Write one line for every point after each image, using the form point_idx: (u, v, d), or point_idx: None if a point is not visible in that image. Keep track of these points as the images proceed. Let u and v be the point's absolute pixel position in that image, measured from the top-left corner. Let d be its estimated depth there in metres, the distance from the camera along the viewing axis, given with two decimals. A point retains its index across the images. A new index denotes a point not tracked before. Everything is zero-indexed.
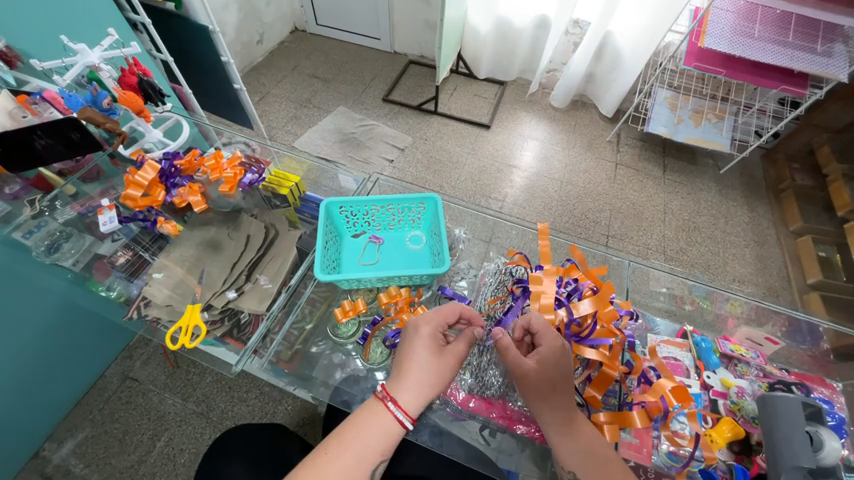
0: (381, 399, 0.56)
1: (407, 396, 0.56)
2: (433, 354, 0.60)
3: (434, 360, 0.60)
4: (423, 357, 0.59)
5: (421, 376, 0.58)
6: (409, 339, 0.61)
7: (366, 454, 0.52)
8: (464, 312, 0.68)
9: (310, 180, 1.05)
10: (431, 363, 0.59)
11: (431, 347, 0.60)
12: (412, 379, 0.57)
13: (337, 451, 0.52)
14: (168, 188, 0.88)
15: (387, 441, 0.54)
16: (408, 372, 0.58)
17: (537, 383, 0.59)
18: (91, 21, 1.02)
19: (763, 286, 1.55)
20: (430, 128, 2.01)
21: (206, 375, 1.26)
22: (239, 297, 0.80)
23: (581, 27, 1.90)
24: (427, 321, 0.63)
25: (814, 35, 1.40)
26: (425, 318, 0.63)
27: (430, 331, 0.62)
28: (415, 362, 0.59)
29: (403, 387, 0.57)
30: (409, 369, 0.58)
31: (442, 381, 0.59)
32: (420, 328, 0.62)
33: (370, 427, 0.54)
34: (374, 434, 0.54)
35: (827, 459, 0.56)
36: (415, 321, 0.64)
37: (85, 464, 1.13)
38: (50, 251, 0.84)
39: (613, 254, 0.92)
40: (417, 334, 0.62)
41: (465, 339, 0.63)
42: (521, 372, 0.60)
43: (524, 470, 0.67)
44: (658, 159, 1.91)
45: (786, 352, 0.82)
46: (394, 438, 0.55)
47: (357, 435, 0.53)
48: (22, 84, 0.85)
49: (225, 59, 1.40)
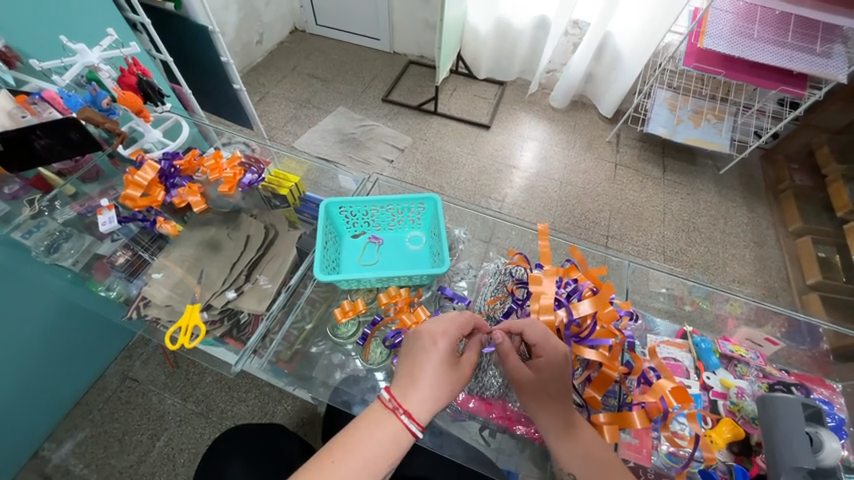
0: (392, 409, 0.55)
1: (418, 407, 0.56)
2: (447, 366, 0.60)
3: (448, 372, 0.59)
4: (438, 369, 0.59)
5: (433, 389, 0.57)
6: (425, 350, 0.60)
7: (374, 461, 0.52)
8: (478, 322, 0.67)
9: (309, 179, 1.05)
10: (444, 375, 0.59)
11: (447, 360, 0.60)
12: (424, 390, 0.57)
13: (345, 457, 0.51)
14: (167, 188, 0.88)
15: (395, 450, 0.54)
16: (422, 383, 0.57)
17: (535, 390, 0.59)
18: (90, 21, 1.02)
19: (762, 286, 1.55)
20: (430, 128, 2.00)
21: (205, 375, 1.26)
22: (239, 297, 0.80)
23: (581, 27, 1.91)
24: (444, 333, 0.61)
25: (814, 36, 1.40)
26: (444, 330, 0.62)
27: (447, 345, 0.60)
28: (430, 374, 0.58)
29: (415, 398, 0.56)
30: (424, 381, 0.58)
31: (452, 393, 0.59)
32: (437, 340, 0.61)
33: (379, 435, 0.54)
34: (382, 442, 0.54)
35: (827, 459, 0.56)
36: (431, 331, 0.61)
37: (85, 464, 1.12)
38: (50, 250, 0.83)
39: (613, 255, 0.92)
40: (434, 346, 0.60)
41: (475, 346, 0.64)
42: (518, 379, 0.61)
43: (524, 470, 0.67)
44: (657, 160, 1.92)
45: (786, 353, 0.82)
46: (400, 448, 0.54)
47: (365, 442, 0.53)
48: (22, 84, 0.85)
49: (225, 59, 1.40)
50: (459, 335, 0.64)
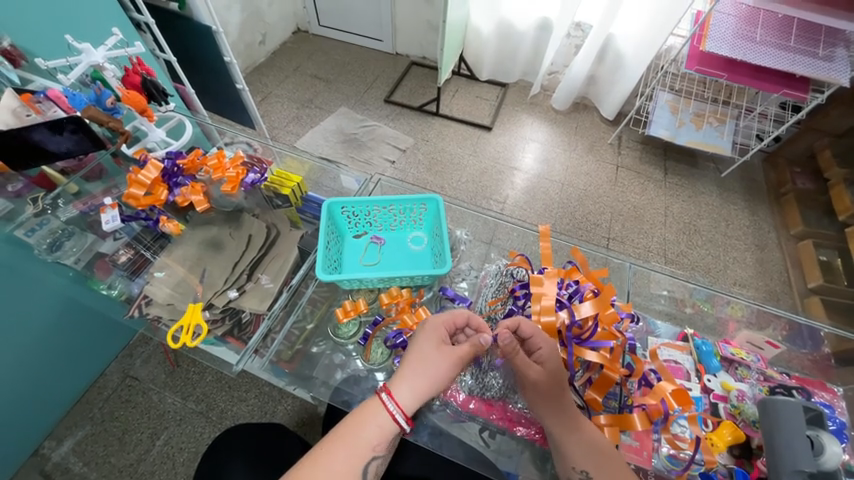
0: (378, 392, 0.57)
1: (404, 391, 0.56)
2: (434, 350, 0.60)
3: (436, 355, 0.59)
4: (425, 352, 0.59)
5: (420, 371, 0.58)
6: (416, 335, 0.63)
7: (359, 446, 0.53)
8: (473, 320, 0.66)
9: (312, 180, 1.05)
10: (430, 358, 0.59)
11: (434, 343, 0.61)
12: (410, 373, 0.57)
13: (332, 443, 0.53)
14: (170, 187, 0.89)
15: (380, 437, 0.54)
16: (407, 366, 0.58)
17: (547, 388, 0.59)
18: (96, 20, 1.03)
19: (763, 290, 1.55)
20: (431, 130, 2.01)
21: (206, 374, 1.26)
22: (240, 296, 0.80)
23: (583, 29, 1.92)
24: (434, 320, 0.64)
25: (817, 39, 1.40)
26: (434, 318, 0.64)
27: (435, 329, 0.62)
28: (417, 355, 0.59)
29: (401, 379, 0.57)
30: (411, 363, 0.59)
31: (441, 378, 0.58)
32: (428, 326, 0.63)
33: (367, 422, 0.54)
34: (369, 428, 0.54)
35: (828, 463, 0.55)
36: (426, 320, 0.65)
37: (85, 462, 1.13)
38: (53, 248, 0.84)
39: (614, 257, 0.92)
40: (425, 331, 0.63)
41: (470, 343, 0.62)
42: (531, 376, 0.59)
43: (524, 471, 0.67)
44: (658, 162, 1.92)
45: (786, 356, 0.82)
46: (386, 435, 0.55)
47: (354, 429, 0.54)
48: (27, 82, 0.86)
49: (228, 59, 1.41)
50: (452, 327, 0.65)
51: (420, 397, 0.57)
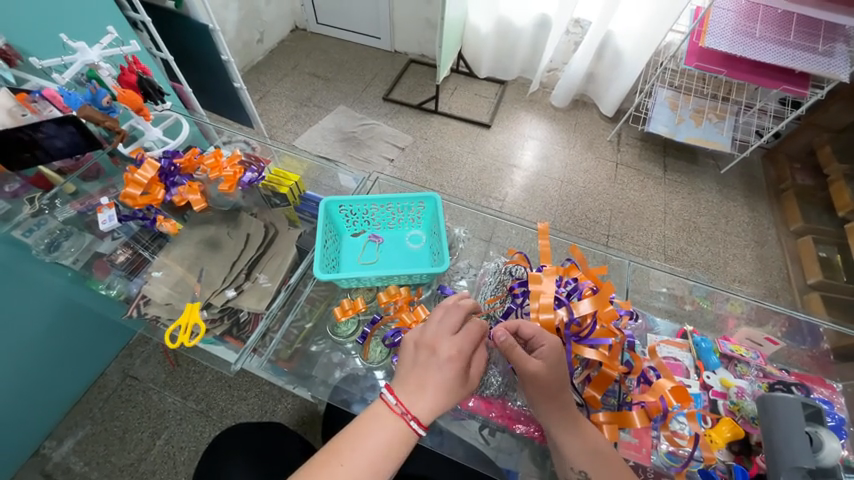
0: (400, 415, 0.51)
1: (421, 404, 0.52)
2: (459, 383, 0.54)
3: (461, 387, 0.55)
4: (451, 382, 0.54)
5: (445, 402, 0.53)
6: (437, 368, 0.54)
7: (382, 464, 0.49)
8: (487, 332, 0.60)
9: (310, 178, 1.05)
10: (455, 391, 0.54)
11: (460, 377, 0.54)
12: (436, 404, 0.53)
13: (353, 463, 0.48)
14: (167, 187, 0.88)
15: (402, 452, 0.51)
16: (432, 395, 0.53)
17: (547, 383, 0.58)
18: (92, 20, 1.02)
19: (763, 286, 1.54)
20: (430, 128, 2.00)
21: (206, 374, 1.26)
22: (238, 295, 0.80)
23: (582, 26, 1.91)
24: (460, 353, 0.55)
25: (816, 34, 1.39)
26: (460, 351, 0.55)
27: (461, 364, 0.55)
28: (442, 387, 0.53)
29: (427, 407, 0.52)
30: (436, 391, 0.53)
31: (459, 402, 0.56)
32: (453, 359, 0.55)
33: (388, 439, 0.50)
34: (392, 445, 0.50)
35: (827, 459, 0.55)
36: (447, 350, 0.55)
37: (85, 462, 1.13)
38: (51, 249, 0.85)
39: (614, 254, 0.92)
40: (447, 364, 0.54)
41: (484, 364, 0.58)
42: (530, 370, 0.57)
43: (524, 469, 0.68)
44: (658, 159, 1.91)
45: (786, 352, 0.82)
46: (407, 449, 0.52)
47: (375, 447, 0.49)
48: (21, 81, 0.85)
49: (225, 57, 1.40)
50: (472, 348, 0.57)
51: (438, 406, 0.53)
